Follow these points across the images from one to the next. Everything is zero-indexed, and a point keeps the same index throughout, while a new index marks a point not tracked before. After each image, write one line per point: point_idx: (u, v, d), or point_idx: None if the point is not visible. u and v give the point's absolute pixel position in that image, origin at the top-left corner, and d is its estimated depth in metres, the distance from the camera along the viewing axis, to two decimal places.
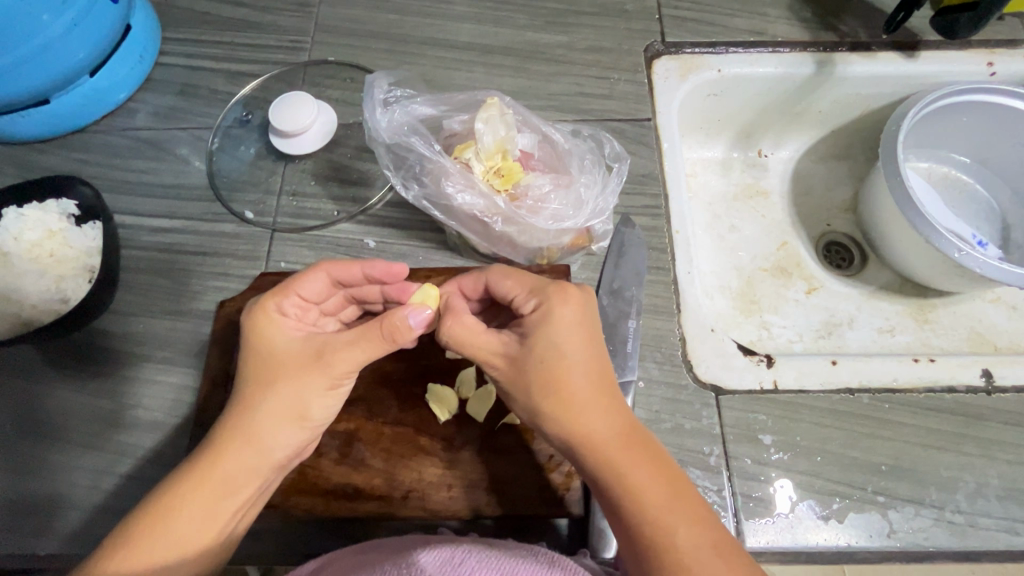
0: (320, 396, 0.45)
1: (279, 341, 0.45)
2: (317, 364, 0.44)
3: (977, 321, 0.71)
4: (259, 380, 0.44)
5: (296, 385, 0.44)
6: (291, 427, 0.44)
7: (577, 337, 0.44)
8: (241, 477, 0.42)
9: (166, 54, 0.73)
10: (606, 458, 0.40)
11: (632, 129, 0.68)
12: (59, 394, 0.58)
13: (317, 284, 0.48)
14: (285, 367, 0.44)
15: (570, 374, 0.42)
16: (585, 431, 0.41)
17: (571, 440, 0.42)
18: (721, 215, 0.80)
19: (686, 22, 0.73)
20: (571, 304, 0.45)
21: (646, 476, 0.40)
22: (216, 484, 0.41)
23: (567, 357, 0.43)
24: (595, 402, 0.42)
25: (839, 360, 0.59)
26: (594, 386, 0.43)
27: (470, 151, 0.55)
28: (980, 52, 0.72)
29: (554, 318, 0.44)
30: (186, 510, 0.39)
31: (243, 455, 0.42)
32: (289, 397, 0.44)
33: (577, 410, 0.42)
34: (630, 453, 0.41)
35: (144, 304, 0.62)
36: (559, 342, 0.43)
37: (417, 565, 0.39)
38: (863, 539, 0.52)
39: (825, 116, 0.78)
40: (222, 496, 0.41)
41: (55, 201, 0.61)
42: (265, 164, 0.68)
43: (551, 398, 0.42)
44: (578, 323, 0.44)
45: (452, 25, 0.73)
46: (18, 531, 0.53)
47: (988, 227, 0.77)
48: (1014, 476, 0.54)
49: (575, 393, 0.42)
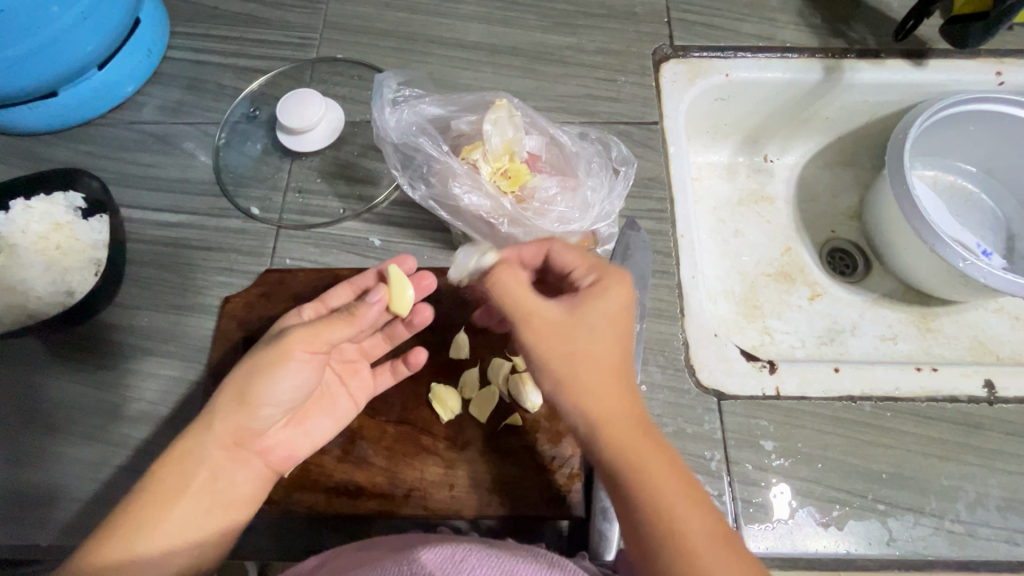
0: (274, 371, 0.44)
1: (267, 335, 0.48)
2: (275, 341, 0.45)
3: (980, 330, 0.72)
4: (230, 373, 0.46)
5: (250, 362, 0.44)
6: (244, 403, 0.44)
7: (618, 318, 0.42)
8: (189, 453, 0.42)
9: (174, 48, 0.73)
10: (630, 445, 0.38)
11: (639, 132, 0.68)
12: (64, 385, 0.58)
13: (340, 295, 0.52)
14: (252, 353, 0.46)
15: (605, 354, 0.41)
16: (611, 411, 0.39)
17: (593, 420, 0.39)
18: (725, 220, 0.80)
19: (695, 25, 0.73)
20: (620, 287, 0.43)
21: (666, 469, 0.38)
22: (170, 463, 0.42)
23: (606, 335, 0.41)
24: (622, 386, 0.41)
25: (842, 367, 0.59)
26: (623, 372, 0.41)
27: (478, 153, 0.54)
28: (989, 61, 0.71)
29: (603, 297, 0.42)
30: (142, 488, 0.41)
31: (195, 434, 0.43)
32: (242, 373, 0.44)
33: (606, 389, 0.40)
34: (652, 445, 0.39)
35: (149, 298, 0.62)
36: (602, 318, 0.42)
37: (417, 561, 0.39)
38: (862, 546, 0.52)
39: (832, 122, 0.78)
40: (174, 475, 0.42)
41: (64, 194, 0.61)
42: (272, 161, 0.68)
43: (584, 372, 0.40)
44: (621, 305, 0.43)
45: (461, 24, 0.73)
46: (21, 522, 0.53)
47: (993, 236, 0.77)
48: (1014, 487, 0.54)
49: (609, 372, 0.40)
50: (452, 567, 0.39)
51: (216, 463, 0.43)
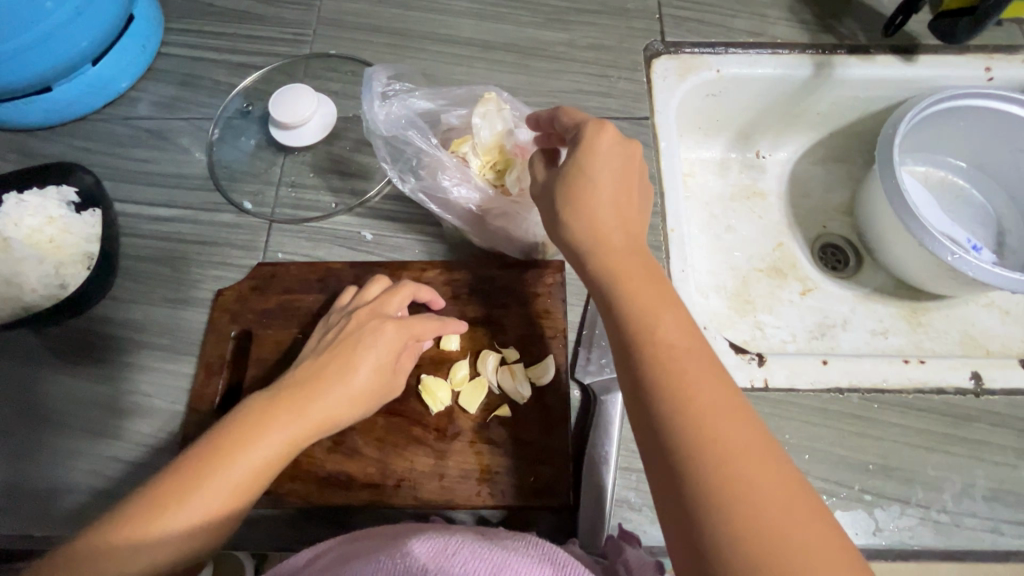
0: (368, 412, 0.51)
1: (366, 361, 0.50)
2: (384, 387, 0.51)
3: (970, 324, 0.72)
4: (332, 395, 0.48)
5: (363, 402, 0.49)
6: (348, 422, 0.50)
7: (613, 163, 0.45)
8: (301, 442, 0.46)
9: (169, 44, 0.74)
10: (637, 304, 0.41)
11: (630, 128, 0.69)
12: (58, 378, 0.58)
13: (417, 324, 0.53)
14: (358, 386, 0.49)
15: (607, 223, 0.44)
16: (609, 241, 0.44)
17: (594, 251, 0.44)
18: (717, 215, 0.81)
19: (686, 22, 0.74)
20: (608, 135, 0.45)
21: (658, 300, 0.42)
22: (285, 436, 0.46)
23: (602, 177, 0.44)
24: (621, 222, 0.44)
25: (830, 360, 0.59)
26: (623, 218, 0.45)
27: (466, 146, 0.56)
28: (979, 56, 0.72)
29: (593, 145, 0.44)
30: (237, 482, 0.43)
31: (298, 450, 0.47)
32: (352, 415, 0.49)
33: (606, 225, 0.44)
34: (660, 308, 0.41)
35: (143, 292, 0.62)
36: (603, 182, 0.44)
37: (410, 554, 0.39)
38: (849, 536, 0.52)
39: (823, 118, 0.79)
40: (268, 479, 0.45)
41: (56, 187, 0.62)
42: (265, 156, 0.68)
43: (583, 208, 0.44)
44: (617, 152, 0.45)
45: (453, 21, 0.74)
46: (16, 513, 0.54)
47: (983, 231, 0.77)
48: (1001, 478, 0.54)
49: (608, 207, 0.44)
50: (444, 560, 0.39)
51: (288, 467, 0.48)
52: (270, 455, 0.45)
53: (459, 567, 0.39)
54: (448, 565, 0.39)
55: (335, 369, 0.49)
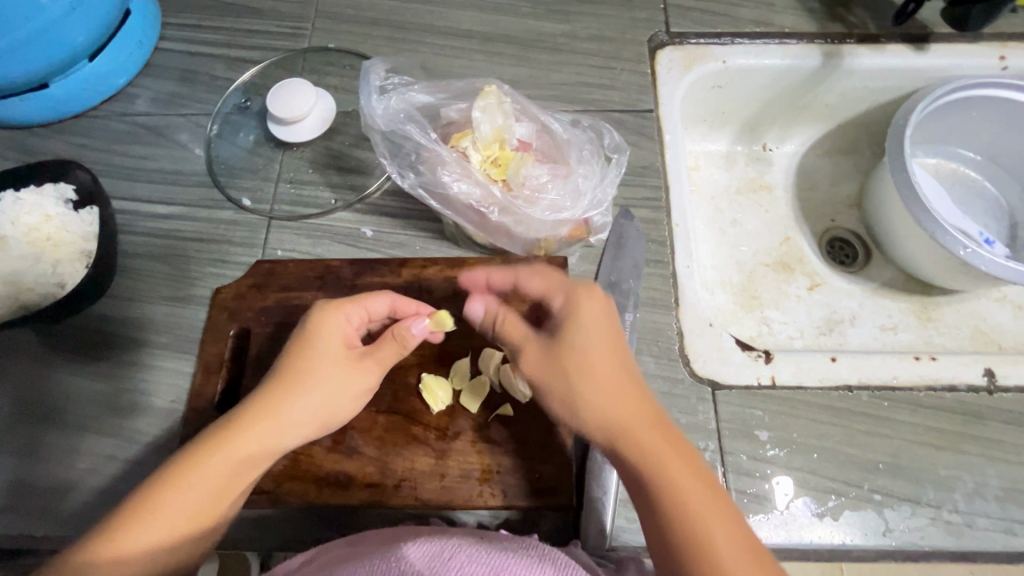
0: (344, 400, 0.48)
1: (326, 342, 0.48)
2: (352, 369, 0.49)
3: (982, 320, 0.70)
4: (292, 379, 0.47)
5: (328, 385, 0.47)
6: (308, 426, 0.47)
7: (600, 327, 0.46)
8: (253, 457, 0.44)
9: (166, 39, 0.73)
10: (644, 443, 0.41)
11: (634, 120, 0.67)
12: (57, 377, 0.58)
13: (380, 304, 0.51)
14: (320, 368, 0.47)
15: (599, 356, 0.45)
16: (612, 414, 0.43)
17: (600, 425, 0.43)
18: (723, 209, 0.79)
19: (691, 11, 0.72)
20: (595, 298, 0.47)
21: (672, 460, 0.40)
22: (233, 450, 0.43)
23: (592, 350, 0.45)
24: (623, 391, 0.44)
25: (838, 357, 0.58)
26: (613, 353, 0.45)
27: (467, 140, 0.54)
28: (992, 45, 0.70)
29: (581, 306, 0.47)
30: (197, 473, 0.41)
31: (265, 443, 0.44)
32: (320, 398, 0.47)
33: (605, 396, 0.43)
34: (666, 442, 0.41)
35: (142, 290, 0.62)
36: (589, 329, 0.46)
37: (405, 559, 0.39)
38: (858, 537, 0.51)
39: (831, 109, 0.77)
40: (238, 476, 0.43)
41: (53, 185, 0.61)
42: (264, 151, 0.67)
43: (585, 387, 0.44)
44: (600, 313, 0.47)
45: (453, 13, 0.73)
46: (16, 513, 0.54)
47: (995, 224, 0.76)
48: (1013, 477, 0.53)
49: (603, 380, 0.44)
50: (439, 565, 0.38)
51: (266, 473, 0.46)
52: (232, 447, 0.43)
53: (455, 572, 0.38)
54: (443, 571, 0.38)
55: (292, 353, 0.48)
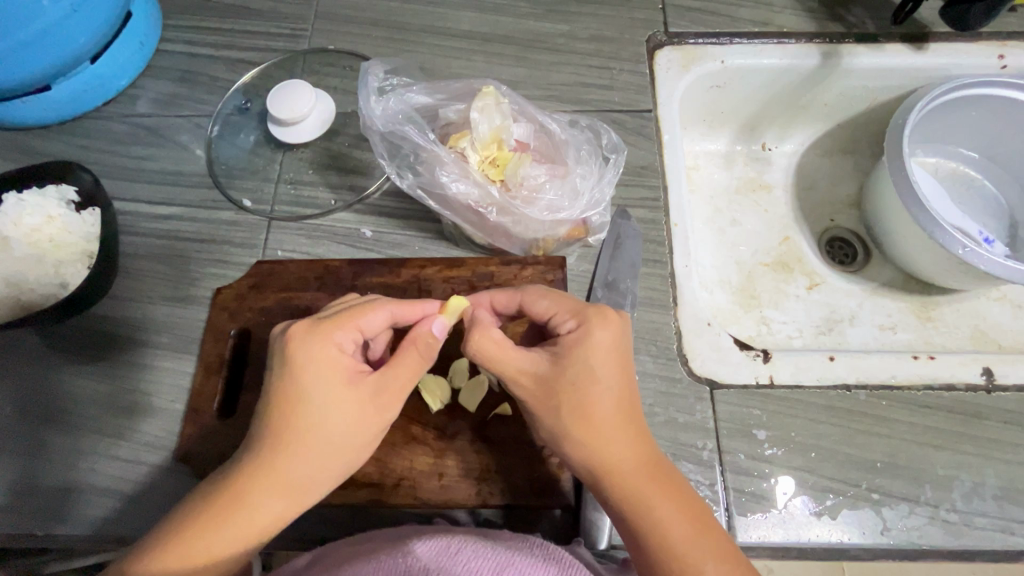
0: (365, 440, 0.44)
1: (326, 383, 0.43)
2: (369, 410, 0.43)
3: (981, 319, 0.70)
4: (304, 436, 0.42)
5: (339, 428, 0.43)
6: (331, 476, 0.43)
7: (607, 362, 0.44)
8: (273, 519, 0.42)
9: (167, 41, 0.73)
10: (636, 485, 0.42)
11: (632, 120, 0.68)
12: (60, 377, 0.59)
13: (380, 319, 0.46)
14: (326, 414, 0.42)
15: (602, 402, 0.43)
16: (613, 462, 0.42)
17: (602, 471, 0.42)
18: (722, 209, 0.79)
19: (690, 11, 0.72)
20: (608, 327, 0.44)
21: (671, 507, 0.41)
22: (247, 516, 0.41)
23: (598, 387, 0.43)
24: (624, 436, 0.43)
25: (837, 356, 0.58)
26: (617, 395, 0.43)
27: (465, 141, 0.54)
28: (991, 44, 0.70)
29: (588, 335, 0.44)
30: (215, 543, 0.40)
31: (283, 501, 0.42)
32: (334, 444, 0.43)
33: (607, 442, 0.42)
34: (658, 483, 0.42)
35: (143, 290, 0.62)
36: (596, 368, 0.43)
37: (412, 554, 0.39)
38: (855, 536, 0.51)
39: (831, 109, 0.77)
40: (263, 534, 0.41)
41: (55, 186, 0.61)
42: (264, 152, 0.68)
43: (586, 431, 0.42)
44: (608, 345, 0.44)
45: (452, 13, 0.73)
46: (19, 512, 0.54)
47: (995, 223, 0.76)
48: (1012, 476, 0.53)
49: (603, 428, 0.42)
50: (447, 560, 0.39)
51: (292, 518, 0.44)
52: (247, 511, 0.41)
53: (463, 567, 0.39)
54: (451, 566, 0.39)
55: (288, 398, 0.42)
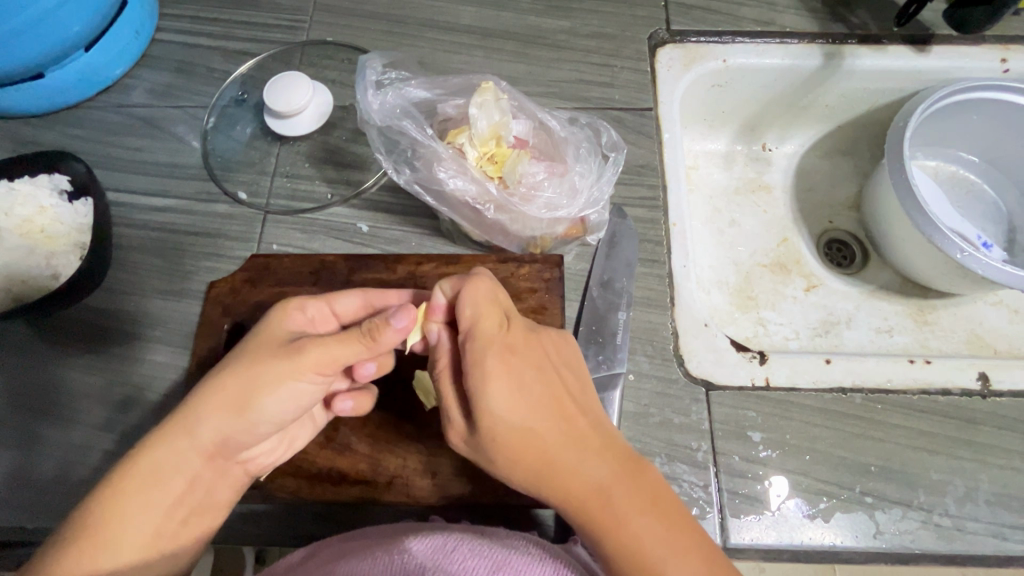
0: (274, 385, 0.42)
1: (254, 327, 0.45)
2: (282, 352, 0.42)
3: (978, 324, 0.70)
4: (213, 371, 0.43)
5: (243, 365, 0.42)
6: (230, 415, 0.42)
7: (528, 393, 0.41)
8: (170, 454, 0.41)
9: (163, 31, 0.73)
10: (589, 508, 0.39)
11: (633, 119, 0.67)
12: (51, 369, 0.58)
13: (352, 300, 0.48)
14: (243, 354, 0.43)
15: (528, 435, 0.40)
16: (558, 488, 0.40)
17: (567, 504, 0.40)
18: (721, 209, 0.79)
19: (692, 10, 0.72)
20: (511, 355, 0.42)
21: (630, 517, 0.38)
22: (148, 450, 0.40)
23: (524, 423, 0.40)
24: (572, 467, 0.40)
25: (833, 359, 0.58)
26: (540, 419, 0.40)
27: (463, 137, 0.54)
28: (994, 48, 0.70)
29: (494, 372, 0.41)
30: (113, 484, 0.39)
31: (181, 437, 0.41)
32: (236, 380, 0.41)
33: (557, 480, 0.40)
34: (609, 502, 0.39)
35: (137, 283, 0.61)
36: (510, 401, 0.40)
37: (408, 552, 0.39)
38: (849, 539, 0.51)
39: (832, 110, 0.77)
40: (155, 473, 0.40)
41: (48, 176, 0.61)
42: (261, 145, 0.67)
43: (532, 472, 0.40)
44: (516, 374, 0.41)
45: (453, 8, 0.72)
46: (8, 505, 0.54)
47: (993, 228, 0.76)
48: (1005, 482, 0.53)
49: (533, 461, 0.40)
50: (443, 557, 0.39)
51: (195, 467, 0.42)
52: (151, 449, 0.40)
53: (459, 564, 0.39)
54: (446, 562, 0.39)
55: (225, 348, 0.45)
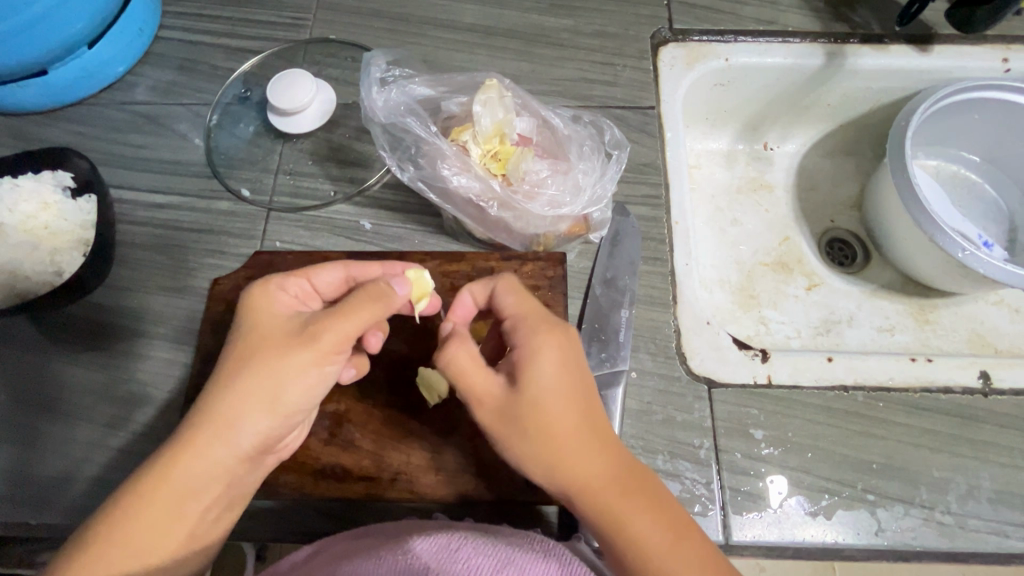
0: (297, 374, 0.42)
1: (261, 318, 0.44)
2: (299, 341, 0.42)
3: (979, 323, 0.71)
4: (235, 370, 0.42)
5: (267, 364, 0.42)
6: (263, 413, 0.42)
7: (564, 379, 0.42)
8: (205, 464, 0.40)
9: (166, 28, 0.73)
10: (609, 498, 0.40)
11: (635, 117, 0.67)
12: (54, 365, 0.58)
13: (332, 273, 0.49)
14: (262, 350, 0.42)
15: (564, 416, 0.41)
16: (584, 473, 0.40)
17: (569, 488, 0.40)
18: (723, 208, 0.79)
19: (695, 9, 0.72)
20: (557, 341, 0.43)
21: (644, 511, 0.40)
22: (179, 461, 0.40)
23: (561, 404, 0.41)
24: (587, 453, 0.41)
25: (835, 357, 0.58)
26: (576, 404, 0.42)
27: (467, 134, 0.54)
28: (996, 47, 0.70)
29: (539, 355, 0.42)
30: (152, 498, 0.39)
31: (218, 444, 0.41)
32: (268, 378, 0.42)
33: (569, 461, 0.40)
34: (629, 494, 0.40)
35: (140, 280, 0.61)
36: (550, 384, 0.41)
37: (412, 552, 0.39)
38: (850, 536, 0.51)
39: (834, 109, 0.77)
40: (194, 484, 0.40)
41: (52, 173, 0.61)
42: (264, 143, 0.67)
43: (562, 452, 0.40)
44: (559, 361, 0.42)
45: (456, 6, 0.72)
46: (11, 501, 0.54)
47: (994, 227, 0.76)
48: (1007, 480, 0.53)
49: (567, 441, 0.41)
50: (446, 558, 0.39)
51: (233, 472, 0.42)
52: (183, 462, 0.40)
53: (463, 563, 0.39)
54: (450, 562, 0.39)
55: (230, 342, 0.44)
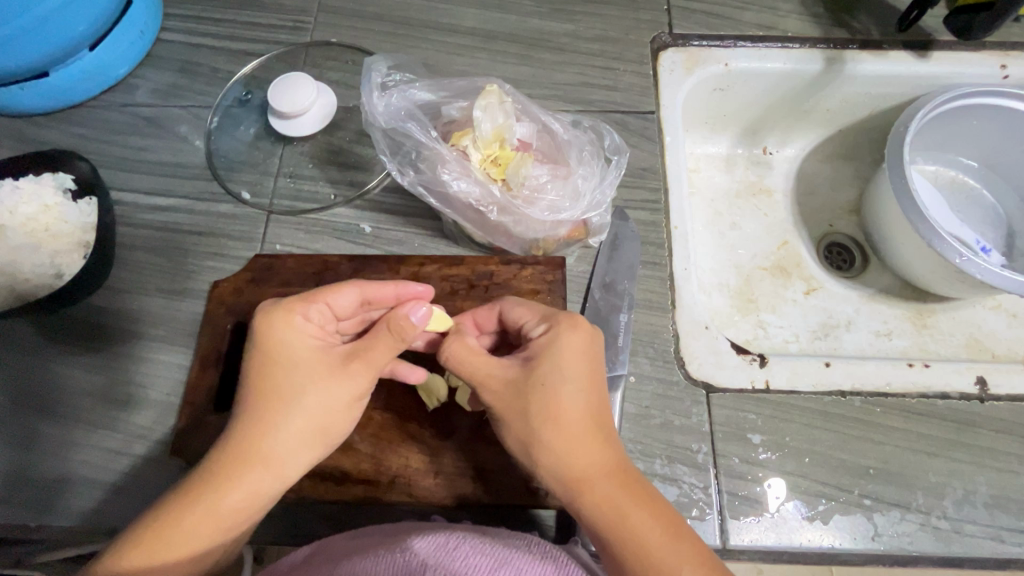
0: (339, 410, 0.44)
1: (298, 351, 0.44)
2: (342, 377, 0.44)
3: (977, 328, 0.71)
4: (279, 405, 0.43)
5: (315, 401, 0.43)
6: (310, 446, 0.44)
7: (580, 367, 0.44)
8: (251, 497, 0.42)
9: (167, 30, 0.73)
10: (602, 487, 0.41)
11: (634, 122, 0.68)
12: (53, 366, 0.58)
13: (351, 298, 0.48)
14: (307, 385, 0.44)
15: (571, 400, 0.42)
16: (580, 459, 0.41)
17: (565, 470, 0.41)
18: (722, 212, 0.79)
19: (695, 14, 0.72)
20: (577, 332, 0.45)
21: (637, 506, 0.40)
22: (225, 493, 0.41)
23: (569, 390, 0.43)
24: (592, 436, 0.42)
25: (833, 362, 0.59)
26: (584, 392, 0.43)
27: (467, 139, 0.54)
28: (994, 54, 0.70)
29: (558, 344, 0.44)
30: (202, 531, 0.40)
31: (263, 477, 0.42)
32: (317, 413, 0.44)
33: (570, 441, 0.42)
34: (624, 488, 0.41)
35: (140, 282, 0.62)
36: (562, 369, 0.43)
37: (411, 549, 0.39)
38: (847, 541, 0.52)
39: (833, 115, 0.77)
40: (239, 514, 0.41)
41: (53, 175, 0.61)
42: (264, 146, 0.68)
43: (563, 434, 0.42)
44: (581, 350, 0.44)
45: (457, 10, 0.73)
46: (10, 502, 0.54)
47: (992, 232, 0.76)
48: (1003, 485, 0.54)
49: (572, 424, 0.42)
50: (445, 555, 0.39)
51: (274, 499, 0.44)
52: (230, 495, 0.41)
53: (461, 561, 0.39)
54: (449, 559, 0.39)
55: (268, 374, 0.44)
